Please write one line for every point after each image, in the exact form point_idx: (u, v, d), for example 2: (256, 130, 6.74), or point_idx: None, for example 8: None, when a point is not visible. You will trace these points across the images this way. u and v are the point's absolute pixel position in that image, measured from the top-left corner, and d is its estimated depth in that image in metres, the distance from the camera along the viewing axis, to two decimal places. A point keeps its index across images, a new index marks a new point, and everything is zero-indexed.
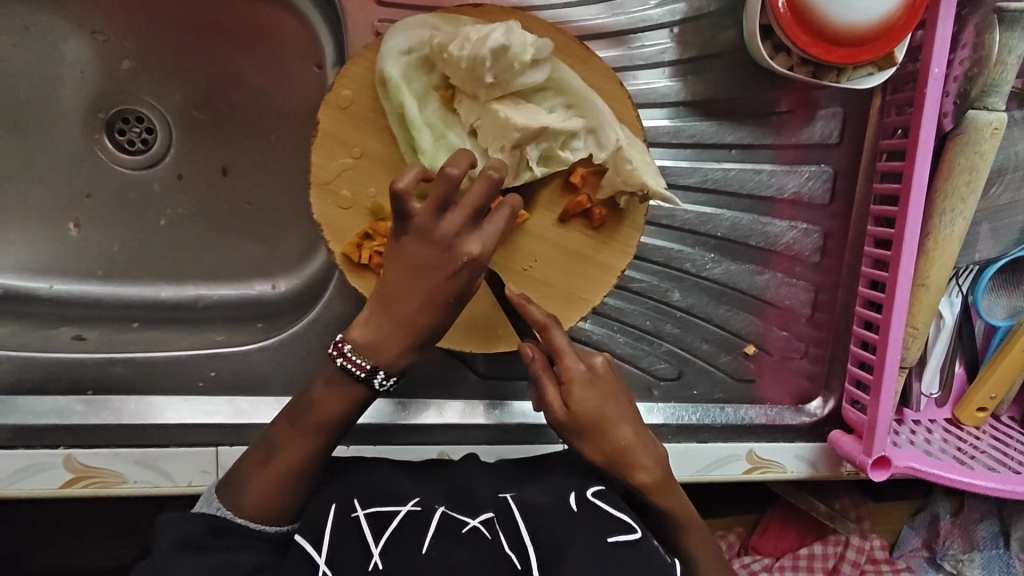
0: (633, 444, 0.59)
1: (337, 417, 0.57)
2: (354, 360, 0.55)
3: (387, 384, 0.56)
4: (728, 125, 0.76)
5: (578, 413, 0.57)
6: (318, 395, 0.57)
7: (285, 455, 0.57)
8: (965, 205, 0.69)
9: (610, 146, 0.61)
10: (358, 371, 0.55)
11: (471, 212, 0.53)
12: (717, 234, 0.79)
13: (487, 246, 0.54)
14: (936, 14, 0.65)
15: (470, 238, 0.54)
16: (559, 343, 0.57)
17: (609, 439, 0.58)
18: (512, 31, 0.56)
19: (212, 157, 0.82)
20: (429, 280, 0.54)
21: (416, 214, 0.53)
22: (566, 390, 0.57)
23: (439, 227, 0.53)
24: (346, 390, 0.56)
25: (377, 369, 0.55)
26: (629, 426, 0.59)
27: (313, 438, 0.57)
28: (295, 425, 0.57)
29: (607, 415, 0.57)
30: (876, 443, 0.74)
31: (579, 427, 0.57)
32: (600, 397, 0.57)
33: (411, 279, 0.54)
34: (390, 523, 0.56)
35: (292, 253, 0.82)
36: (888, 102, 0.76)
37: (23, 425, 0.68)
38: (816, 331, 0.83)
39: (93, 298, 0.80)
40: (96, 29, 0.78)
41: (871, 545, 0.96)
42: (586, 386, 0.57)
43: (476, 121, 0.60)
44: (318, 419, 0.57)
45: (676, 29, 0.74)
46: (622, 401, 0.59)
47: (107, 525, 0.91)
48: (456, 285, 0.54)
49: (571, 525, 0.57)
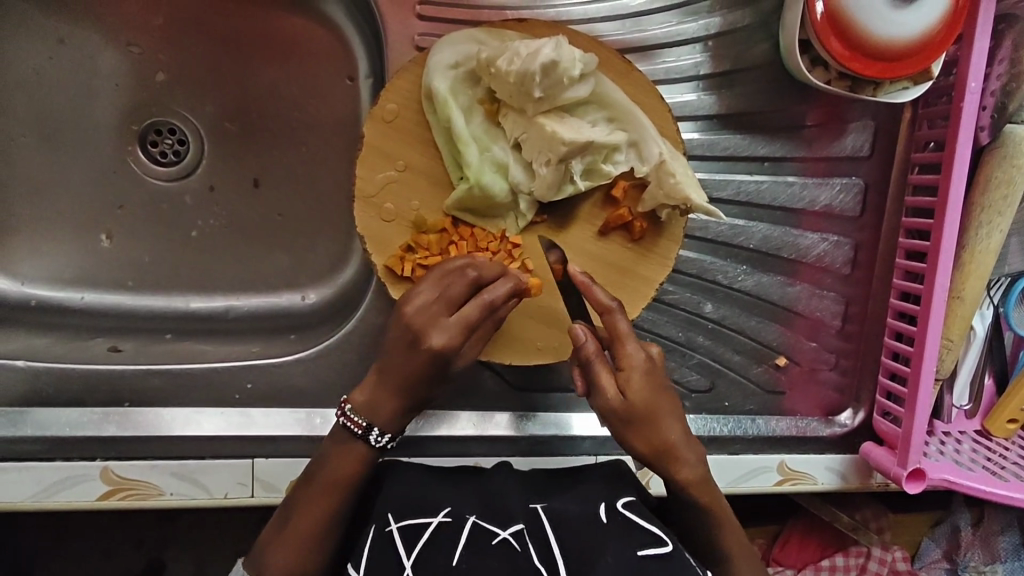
0: (678, 441, 0.58)
1: (349, 477, 0.59)
2: (353, 419, 0.59)
3: (382, 441, 0.59)
4: (761, 137, 0.77)
5: (635, 401, 0.55)
6: (331, 455, 0.60)
7: (302, 521, 0.58)
8: (1002, 218, 0.70)
9: (653, 159, 0.62)
10: (355, 429, 0.59)
11: (446, 301, 0.57)
12: (749, 246, 0.78)
13: (452, 338, 0.56)
14: (973, 27, 0.67)
15: (435, 330, 0.56)
16: (620, 328, 0.57)
17: (657, 433, 0.56)
18: (561, 47, 0.57)
19: (243, 169, 0.81)
20: (403, 358, 0.57)
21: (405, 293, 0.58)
22: (623, 377, 0.56)
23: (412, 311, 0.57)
24: (351, 450, 0.59)
25: (373, 426, 0.58)
26: (678, 423, 0.58)
27: (332, 496, 0.59)
28: (308, 486, 0.59)
29: (659, 407, 0.56)
30: (911, 455, 0.74)
31: (635, 417, 0.55)
32: (655, 387, 0.56)
33: (396, 352, 0.57)
34: (421, 535, 0.56)
35: (322, 265, 0.82)
36: (920, 116, 0.76)
37: (61, 437, 0.68)
38: (846, 342, 0.82)
39: (125, 309, 0.80)
40: (132, 41, 0.79)
41: (894, 557, 0.94)
42: (644, 375, 0.56)
43: (521, 135, 0.61)
44: (333, 478, 0.59)
45: (710, 43, 0.75)
46: (673, 396, 0.58)
47: (125, 537, 0.91)
48: (425, 369, 0.57)
49: (603, 535, 0.56)
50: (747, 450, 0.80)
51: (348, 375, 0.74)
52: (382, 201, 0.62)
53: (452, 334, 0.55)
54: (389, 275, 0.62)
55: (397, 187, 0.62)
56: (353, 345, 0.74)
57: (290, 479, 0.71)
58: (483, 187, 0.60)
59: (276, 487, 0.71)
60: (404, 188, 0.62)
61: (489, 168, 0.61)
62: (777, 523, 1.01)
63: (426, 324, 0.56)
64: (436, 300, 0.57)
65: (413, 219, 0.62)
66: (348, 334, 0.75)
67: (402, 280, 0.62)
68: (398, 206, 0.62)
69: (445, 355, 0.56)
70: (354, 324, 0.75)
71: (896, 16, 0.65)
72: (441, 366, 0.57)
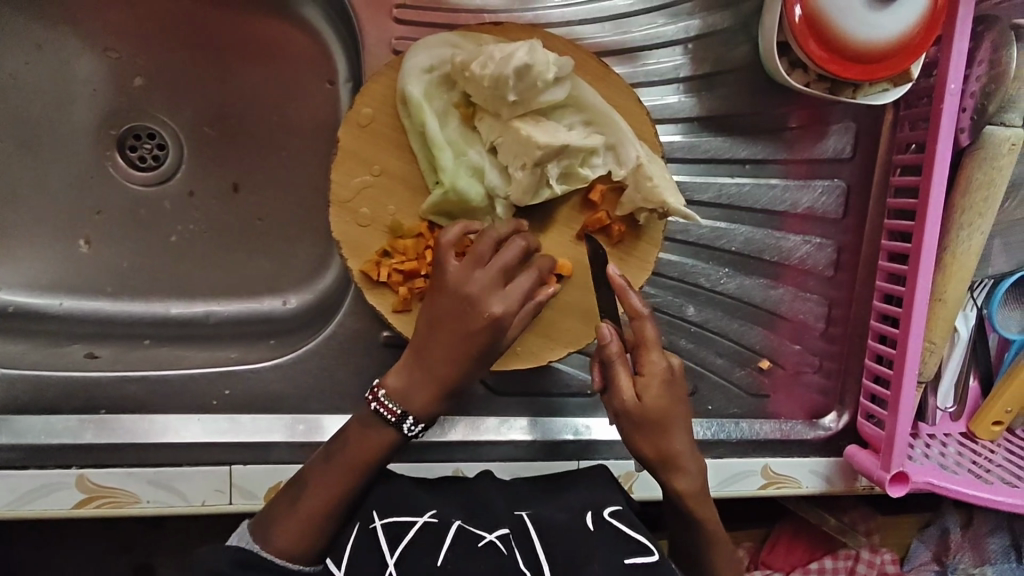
0: (684, 452, 0.58)
1: (368, 460, 0.58)
2: (387, 405, 0.57)
3: (415, 430, 0.58)
4: (742, 140, 0.76)
5: (649, 408, 0.55)
6: (352, 436, 0.59)
7: (312, 499, 0.57)
8: (982, 220, 0.70)
9: (630, 163, 0.61)
10: (388, 416, 0.57)
11: (501, 272, 0.56)
12: (732, 249, 0.78)
13: (510, 307, 0.55)
14: (951, 30, 0.67)
15: (492, 299, 0.55)
16: (647, 336, 0.55)
17: (666, 441, 0.57)
18: (535, 50, 0.57)
19: (223, 173, 0.81)
20: (454, 330, 0.56)
21: (449, 267, 0.56)
22: (641, 383, 0.55)
23: (465, 283, 0.55)
24: (377, 435, 0.58)
25: (407, 413, 0.57)
26: (686, 435, 0.58)
27: (347, 480, 0.58)
28: (327, 465, 0.58)
29: (671, 417, 0.56)
30: (894, 458, 0.74)
31: (646, 422, 0.55)
32: (672, 397, 0.56)
33: (446, 328, 0.56)
34: (406, 532, 0.56)
35: (304, 269, 0.81)
36: (901, 118, 0.76)
37: (36, 445, 0.67)
38: (830, 345, 0.82)
39: (103, 315, 0.79)
40: (109, 46, 0.78)
41: (883, 560, 0.95)
42: (664, 384, 0.56)
43: (497, 139, 0.60)
44: (353, 460, 0.58)
45: (689, 45, 0.74)
46: (686, 407, 0.58)
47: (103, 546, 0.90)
48: (481, 342, 0.55)
49: (590, 541, 0.56)
50: (731, 454, 0.80)
51: (328, 380, 0.74)
52: (358, 206, 0.61)
53: (513, 304, 0.55)
54: (365, 280, 0.62)
55: (373, 192, 0.62)
56: (333, 351, 0.74)
57: (268, 485, 0.70)
58: (459, 191, 0.60)
59: (254, 494, 0.70)
60: (379, 192, 0.62)
61: (464, 172, 0.60)
62: (765, 526, 1.01)
63: (484, 294, 0.55)
64: (491, 271, 0.56)
65: (389, 224, 0.62)
66: (328, 339, 0.74)
67: (379, 285, 0.62)
68: (374, 211, 0.62)
69: (502, 324, 0.55)
70: (334, 330, 0.74)
71: (872, 18, 0.64)
72: (497, 338, 0.56)
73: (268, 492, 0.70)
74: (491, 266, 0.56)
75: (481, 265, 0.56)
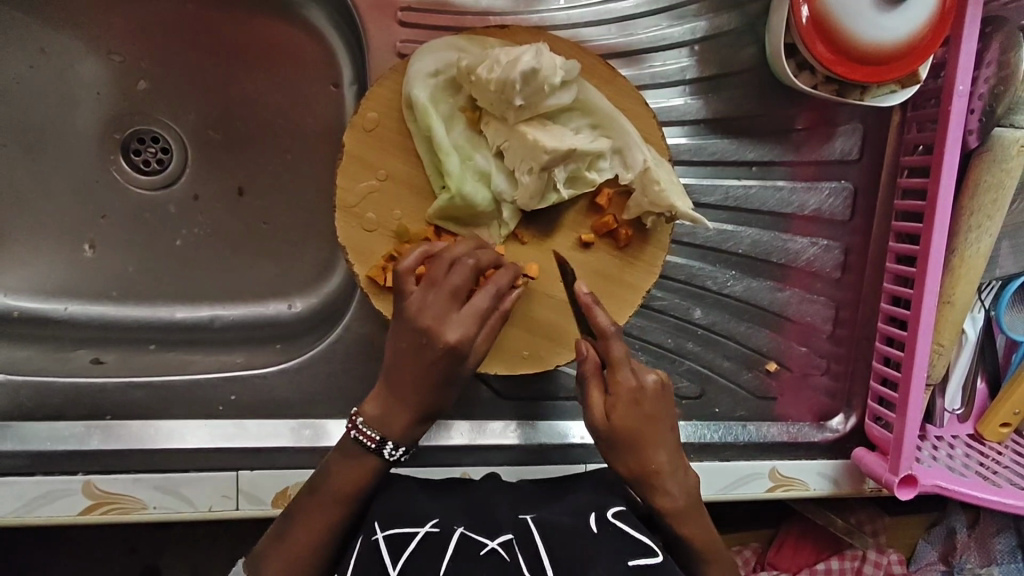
0: (665, 470, 0.58)
1: (356, 487, 0.59)
2: (364, 432, 0.58)
3: (396, 454, 0.59)
4: (749, 142, 0.76)
5: (617, 423, 0.57)
6: (334, 467, 0.60)
7: (302, 531, 0.59)
8: (991, 222, 0.70)
9: (637, 167, 0.61)
10: (368, 442, 0.58)
11: (453, 295, 0.55)
12: (738, 251, 0.78)
13: (466, 330, 0.55)
14: (960, 30, 0.66)
15: (447, 325, 0.55)
16: (615, 354, 0.57)
17: (643, 458, 0.57)
18: (542, 54, 0.56)
19: (227, 178, 0.81)
20: (416, 359, 0.56)
21: (408, 295, 0.56)
22: (611, 401, 0.57)
23: (421, 311, 0.55)
24: (359, 465, 0.59)
25: (387, 438, 0.58)
26: (667, 452, 0.58)
27: (333, 510, 0.59)
28: (313, 498, 0.60)
29: (645, 434, 0.57)
30: (902, 461, 0.73)
31: (618, 439, 0.57)
32: (644, 416, 0.57)
33: (410, 357, 0.56)
34: (407, 545, 0.55)
35: (309, 272, 0.81)
36: (909, 119, 0.76)
37: (42, 451, 0.67)
38: (837, 347, 0.82)
39: (108, 319, 0.79)
40: (113, 50, 0.78)
41: (889, 560, 0.94)
42: (635, 402, 0.57)
43: (503, 143, 0.60)
44: (336, 492, 0.59)
45: (696, 46, 0.74)
46: (665, 425, 0.58)
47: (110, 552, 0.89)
48: (441, 366, 0.56)
49: (593, 547, 0.55)
50: (738, 457, 0.80)
51: (335, 385, 0.73)
52: (364, 211, 0.61)
53: (468, 327, 0.55)
54: (371, 285, 0.61)
55: (379, 196, 0.61)
56: (339, 355, 0.74)
57: (275, 490, 0.70)
58: (465, 196, 0.59)
59: (262, 499, 0.70)
60: (385, 197, 0.61)
61: (471, 177, 0.60)
62: (772, 526, 1.00)
63: (439, 321, 0.55)
64: (445, 295, 0.55)
65: (395, 228, 0.61)
66: (335, 343, 0.74)
67: (385, 290, 0.62)
68: (380, 216, 0.61)
69: (459, 349, 0.55)
70: (340, 334, 0.74)
71: (882, 20, 0.64)
72: (458, 361, 0.56)
73: (277, 496, 0.70)
74: (444, 291, 0.55)
75: (435, 290, 0.55)
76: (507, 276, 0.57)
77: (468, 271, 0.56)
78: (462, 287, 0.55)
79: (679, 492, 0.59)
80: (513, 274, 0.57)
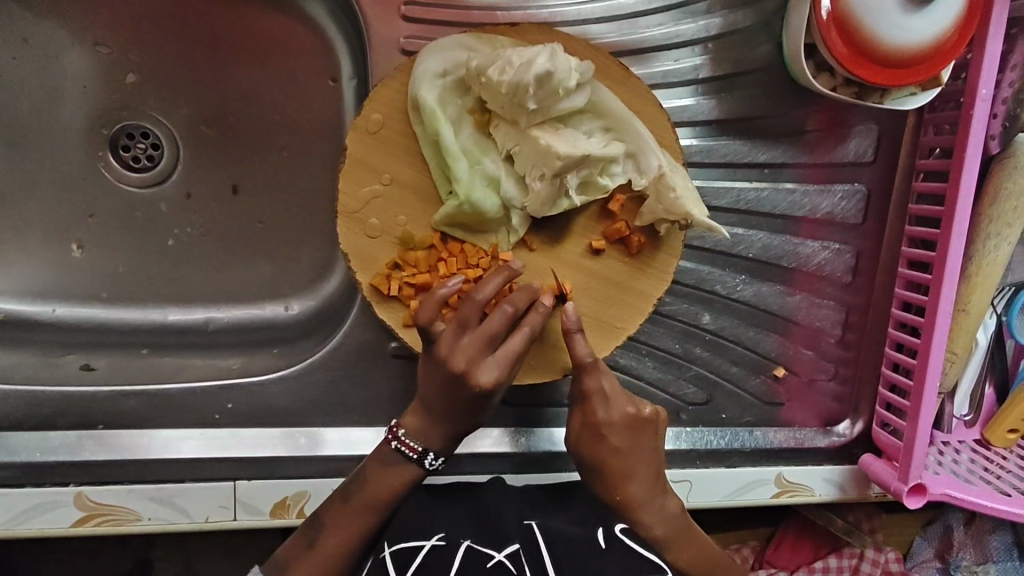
0: (642, 504, 0.55)
1: (388, 498, 0.57)
2: (407, 444, 0.57)
3: (436, 465, 0.58)
4: (762, 144, 0.74)
5: (586, 454, 0.55)
6: (371, 474, 0.57)
7: (334, 536, 0.56)
8: (1010, 230, 0.69)
9: (652, 172, 0.59)
10: (409, 453, 0.57)
11: (487, 338, 0.54)
12: (748, 255, 0.76)
13: (499, 372, 0.54)
14: (985, 31, 0.65)
15: (480, 368, 0.53)
16: (589, 386, 0.54)
17: (621, 490, 0.55)
18: (556, 56, 0.54)
19: (221, 175, 0.78)
20: (448, 397, 0.55)
21: (440, 336, 0.54)
22: (584, 429, 0.55)
23: (453, 355, 0.53)
24: (398, 473, 0.57)
25: (428, 451, 0.57)
26: (642, 485, 0.55)
27: (367, 517, 0.57)
28: (345, 506, 0.57)
29: (618, 467, 0.55)
30: (913, 469, 0.72)
31: (586, 464, 0.56)
32: (615, 449, 0.55)
33: (441, 394, 0.55)
34: (414, 559, 0.55)
35: (307, 273, 0.78)
36: (925, 121, 0.74)
37: (32, 463, 0.65)
38: (846, 351, 0.80)
39: (97, 321, 0.76)
40: (99, 40, 0.74)
41: (887, 558, 0.90)
42: (601, 435, 0.55)
43: (514, 147, 0.58)
44: (371, 500, 0.57)
45: (709, 44, 0.72)
46: (641, 455, 0.55)
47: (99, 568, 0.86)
48: (472, 404, 0.55)
49: (603, 562, 0.56)
50: (744, 463, 0.78)
51: (335, 393, 0.71)
52: (367, 217, 0.59)
53: (501, 371, 0.53)
54: (375, 293, 0.59)
55: (384, 201, 0.59)
56: (339, 362, 0.71)
57: (273, 500, 0.68)
58: (473, 204, 0.57)
59: (260, 509, 0.68)
60: (389, 202, 0.59)
61: (479, 182, 0.57)
62: (770, 526, 0.95)
63: (471, 365, 0.53)
64: (479, 340, 0.54)
65: (400, 235, 0.59)
66: (335, 350, 0.71)
67: (390, 299, 0.59)
68: (384, 221, 0.59)
69: (492, 391, 0.54)
70: (340, 340, 0.72)
71: (905, 21, 0.63)
72: (488, 399, 0.55)
73: (275, 506, 0.69)
74: (477, 336, 0.54)
75: (469, 332, 0.54)
76: (540, 318, 0.56)
77: (507, 316, 0.54)
78: (498, 332, 0.54)
79: (657, 522, 0.56)
80: (545, 316, 0.56)
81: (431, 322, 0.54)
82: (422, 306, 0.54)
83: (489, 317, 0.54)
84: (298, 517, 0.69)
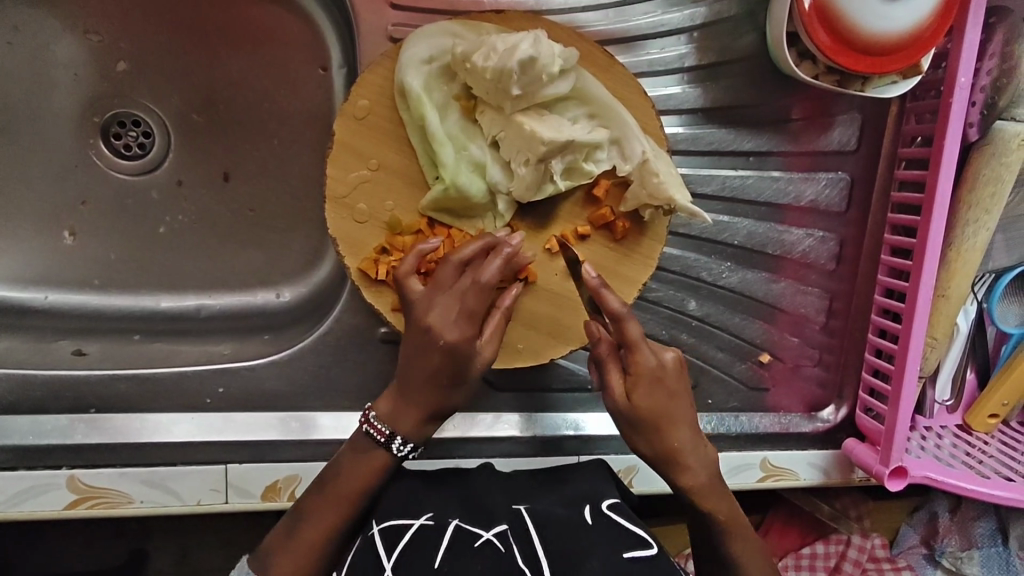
0: (687, 452, 0.56)
1: (365, 481, 0.58)
2: (376, 426, 0.58)
3: (405, 450, 0.58)
4: (746, 132, 0.75)
5: (639, 404, 0.55)
6: (345, 461, 0.59)
7: (312, 525, 0.58)
8: (988, 216, 0.71)
9: (636, 158, 0.59)
10: (378, 437, 0.58)
11: (459, 298, 0.55)
12: (734, 243, 0.77)
13: (466, 331, 0.55)
14: (964, 21, 0.66)
15: (449, 325, 0.54)
16: (632, 335, 0.55)
17: (666, 439, 0.56)
18: (540, 42, 0.55)
19: (212, 163, 0.78)
20: (422, 363, 0.56)
21: (417, 295, 0.56)
22: (630, 381, 0.55)
23: (427, 311, 0.55)
24: (368, 459, 0.59)
25: (395, 434, 0.58)
26: (688, 429, 0.56)
27: (348, 505, 0.58)
28: (322, 492, 0.59)
29: (668, 412, 0.55)
30: (893, 453, 0.73)
31: (641, 422, 0.55)
32: (667, 395, 0.55)
33: (414, 358, 0.56)
34: (401, 537, 0.53)
35: (297, 261, 0.79)
36: (907, 110, 0.75)
37: (24, 446, 0.66)
38: (830, 338, 0.81)
39: (88, 307, 0.77)
40: (90, 28, 0.75)
41: (872, 544, 0.91)
42: (652, 383, 0.55)
43: (499, 133, 0.59)
44: (344, 486, 0.58)
45: (695, 34, 0.73)
46: (685, 402, 0.56)
47: (93, 558, 0.87)
48: (443, 369, 0.55)
49: (589, 537, 0.53)
50: (731, 447, 0.80)
51: (327, 378, 0.72)
52: (354, 202, 0.59)
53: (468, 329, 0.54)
54: (363, 279, 0.60)
55: (370, 187, 0.60)
56: (330, 348, 0.72)
57: (264, 484, 0.69)
58: (459, 188, 0.58)
59: (250, 492, 0.69)
60: (376, 188, 0.60)
61: (466, 168, 0.58)
62: (759, 512, 0.96)
63: (441, 321, 0.54)
64: (453, 297, 0.55)
65: (387, 220, 0.60)
66: (326, 334, 0.72)
67: (377, 284, 0.60)
68: (372, 206, 0.60)
69: (461, 349, 0.54)
70: (332, 325, 0.72)
71: (887, 10, 0.64)
72: (460, 363, 0.55)
73: (266, 489, 0.69)
74: (450, 296, 0.55)
75: (443, 290, 0.55)
76: (500, 262, 0.55)
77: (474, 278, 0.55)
78: (468, 288, 0.55)
79: (700, 468, 0.57)
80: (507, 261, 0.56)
81: (407, 278, 0.56)
82: (402, 262, 0.57)
83: (464, 276, 0.55)
84: (288, 500, 0.70)
